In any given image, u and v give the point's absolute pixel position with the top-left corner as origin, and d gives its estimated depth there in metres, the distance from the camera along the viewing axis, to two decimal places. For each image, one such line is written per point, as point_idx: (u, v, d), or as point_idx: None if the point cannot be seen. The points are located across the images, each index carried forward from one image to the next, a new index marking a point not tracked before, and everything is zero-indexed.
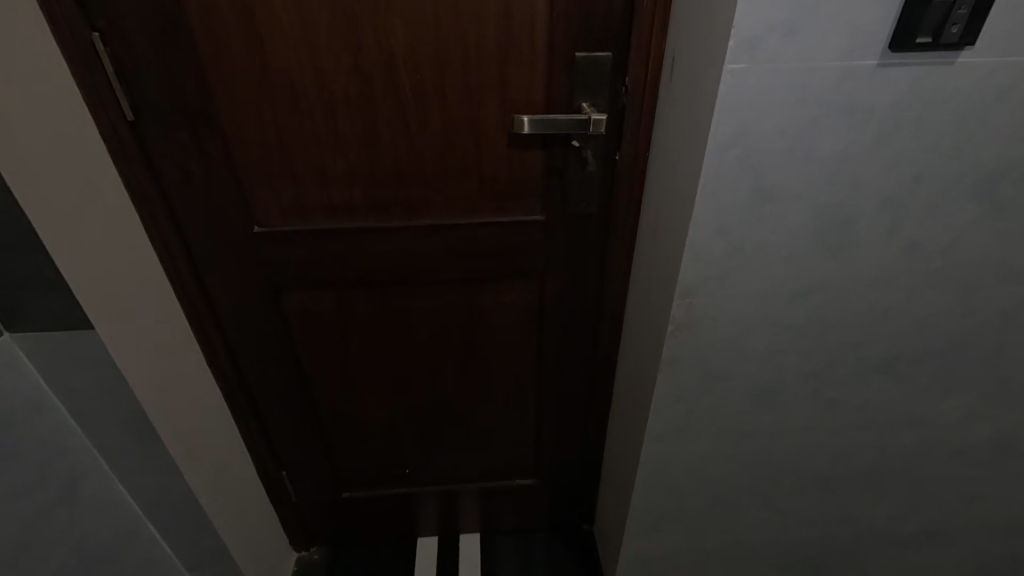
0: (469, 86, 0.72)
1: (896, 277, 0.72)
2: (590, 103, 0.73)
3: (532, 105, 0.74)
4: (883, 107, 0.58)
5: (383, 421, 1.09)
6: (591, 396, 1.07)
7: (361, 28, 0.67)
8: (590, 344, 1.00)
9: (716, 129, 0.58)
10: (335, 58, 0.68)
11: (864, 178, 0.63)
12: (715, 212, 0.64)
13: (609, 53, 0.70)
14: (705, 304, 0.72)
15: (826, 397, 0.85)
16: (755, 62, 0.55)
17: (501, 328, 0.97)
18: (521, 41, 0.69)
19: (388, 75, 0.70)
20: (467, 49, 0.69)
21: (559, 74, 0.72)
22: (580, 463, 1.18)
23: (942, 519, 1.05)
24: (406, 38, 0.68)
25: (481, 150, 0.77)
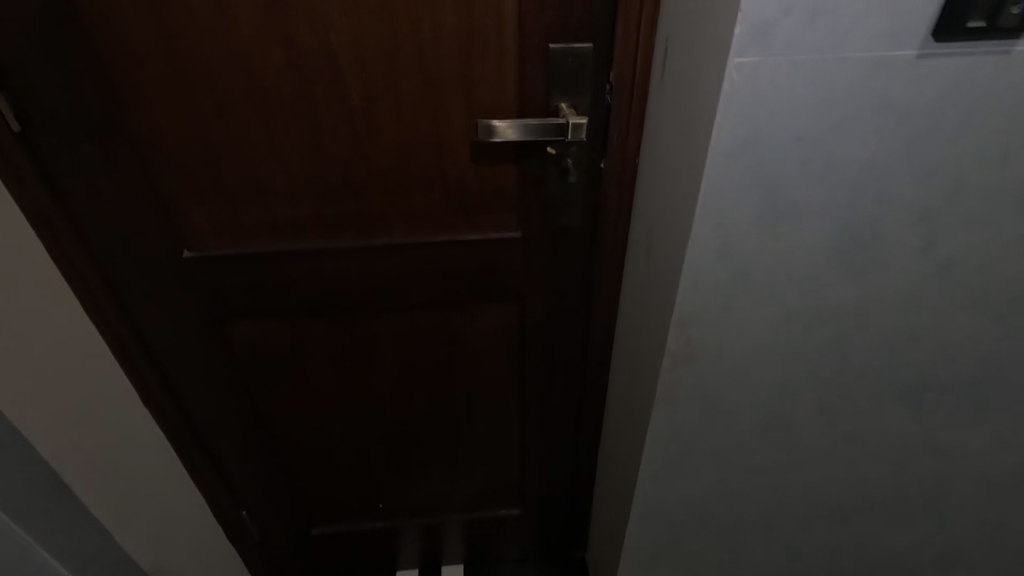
0: (426, 86, 0.61)
1: (926, 300, 0.62)
2: (570, 104, 0.63)
3: (502, 108, 0.63)
4: (922, 104, 0.48)
5: (352, 454, 0.99)
6: (580, 423, 0.98)
7: (292, 19, 0.56)
8: (577, 368, 0.90)
9: (720, 137, 0.48)
10: (263, 56, 0.58)
11: (895, 189, 0.53)
12: (718, 232, 0.54)
13: (591, 45, 0.60)
14: (707, 336, 0.62)
15: (843, 428, 0.76)
16: (767, 53, 0.45)
17: (477, 354, 0.87)
18: (486, 31, 0.58)
19: (328, 75, 0.59)
20: (421, 42, 0.58)
21: (532, 69, 0.61)
22: (570, 491, 1.09)
23: (964, 547, 0.97)
24: (348, 30, 0.57)
25: (445, 161, 0.67)
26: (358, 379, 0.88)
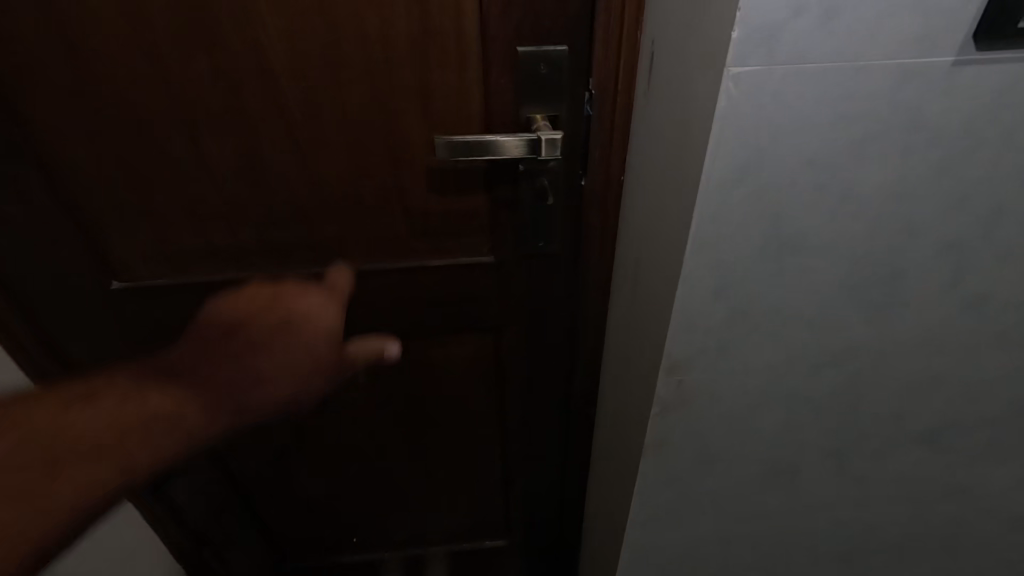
0: (377, 97, 0.53)
1: (952, 339, 0.54)
2: (545, 114, 0.55)
3: (466, 122, 0.56)
4: (957, 120, 0.40)
5: (322, 487, 0.93)
6: (567, 455, 0.91)
7: (216, 21, 0.48)
8: (562, 399, 0.83)
9: (713, 162, 0.40)
10: (186, 66, 0.50)
11: (921, 219, 0.45)
12: (712, 269, 0.46)
13: (566, 47, 0.52)
14: (701, 381, 0.55)
15: (854, 471, 0.68)
16: (772, 61, 0.37)
17: (452, 384, 0.80)
18: (443, 32, 0.50)
19: (263, 85, 0.52)
20: (368, 48, 0.51)
21: (499, 76, 0.53)
22: (559, 525, 1.02)
23: None
24: (283, 34, 0.49)
25: (404, 180, 0.59)
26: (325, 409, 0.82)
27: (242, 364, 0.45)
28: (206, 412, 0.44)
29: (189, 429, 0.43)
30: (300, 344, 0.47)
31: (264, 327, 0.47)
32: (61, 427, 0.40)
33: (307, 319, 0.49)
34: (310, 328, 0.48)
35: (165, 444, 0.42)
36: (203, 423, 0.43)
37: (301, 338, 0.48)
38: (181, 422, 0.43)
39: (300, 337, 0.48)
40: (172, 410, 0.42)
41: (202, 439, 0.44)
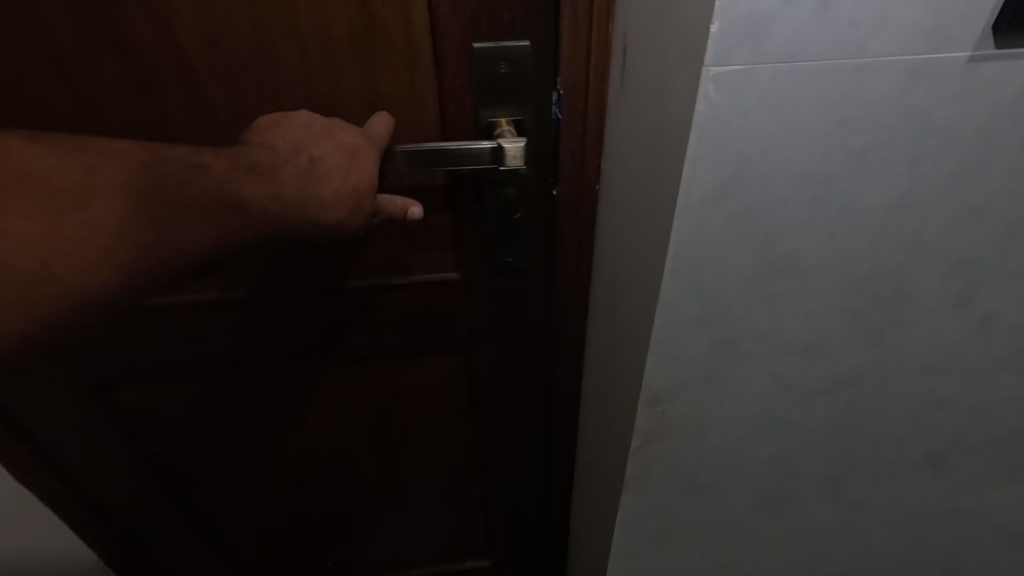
0: (319, 98, 0.50)
1: (958, 362, 0.50)
2: (512, 118, 0.51)
3: (425, 129, 0.53)
4: (970, 125, 0.35)
5: (289, 512, 0.89)
6: (549, 476, 0.86)
7: (134, 23, 0.45)
8: (541, 419, 0.78)
9: (693, 179, 0.35)
10: (101, 74, 0.47)
11: (929, 234, 0.40)
12: (695, 295, 0.41)
13: (528, 42, 0.47)
14: (684, 413, 0.50)
15: (850, 498, 0.63)
16: (759, 59, 0.31)
17: (423, 402, 0.77)
18: (389, 28, 0.47)
19: (189, 92, 0.48)
20: (306, 44, 0.47)
21: (453, 75, 0.49)
22: (544, 546, 0.97)
23: None
24: (211, 34, 0.46)
25: None
26: (287, 433, 0.78)
27: (302, 177, 0.43)
28: (274, 209, 0.42)
29: (256, 219, 0.42)
30: (355, 179, 0.46)
31: (321, 152, 0.45)
32: (156, 186, 0.39)
33: (358, 154, 0.47)
34: (365, 168, 0.47)
35: (232, 224, 0.41)
36: (267, 218, 0.42)
37: (357, 173, 0.46)
38: (250, 214, 0.41)
39: (356, 171, 0.46)
40: (251, 199, 0.41)
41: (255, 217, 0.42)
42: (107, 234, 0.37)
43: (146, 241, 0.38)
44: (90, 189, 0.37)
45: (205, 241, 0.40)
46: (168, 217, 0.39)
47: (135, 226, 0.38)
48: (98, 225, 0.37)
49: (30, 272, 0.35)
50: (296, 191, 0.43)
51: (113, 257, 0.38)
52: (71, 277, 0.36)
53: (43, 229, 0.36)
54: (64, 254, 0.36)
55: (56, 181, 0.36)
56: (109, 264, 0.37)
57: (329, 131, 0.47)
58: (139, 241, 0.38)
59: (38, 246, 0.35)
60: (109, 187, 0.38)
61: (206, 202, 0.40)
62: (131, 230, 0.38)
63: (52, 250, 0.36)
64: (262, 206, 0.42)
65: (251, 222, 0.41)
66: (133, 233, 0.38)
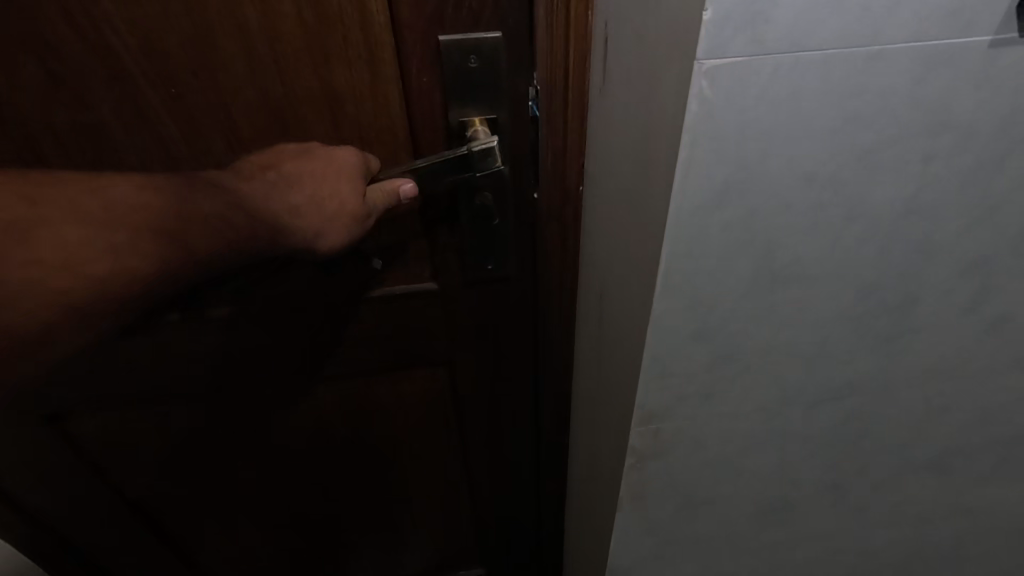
0: (267, 99, 0.47)
1: (968, 365, 0.47)
2: (486, 116, 0.48)
3: (388, 131, 0.50)
4: (990, 120, 0.31)
5: (272, 529, 0.86)
6: (542, 484, 0.83)
7: (69, 26, 0.42)
8: (531, 428, 0.75)
9: (689, 185, 0.31)
10: (22, 79, 0.43)
11: (942, 235, 0.36)
12: (690, 308, 0.38)
13: (499, 33, 0.44)
14: (680, 428, 0.46)
15: (853, 502, 0.60)
16: (759, 50, 0.27)
17: (406, 414, 0.74)
18: (346, 19, 0.43)
19: (123, 93, 0.45)
20: (252, 43, 0.44)
21: (419, 73, 0.46)
22: (538, 552, 0.95)
23: None
24: (149, 35, 0.43)
25: None
26: (262, 453, 0.75)
27: (273, 195, 0.44)
28: (245, 222, 0.42)
29: (225, 237, 0.41)
30: (332, 188, 0.45)
31: (293, 170, 0.45)
32: (110, 214, 0.38)
33: (335, 164, 0.46)
34: (345, 176, 0.46)
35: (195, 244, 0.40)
36: (236, 232, 0.42)
37: (336, 182, 0.46)
38: (216, 233, 0.41)
39: (333, 183, 0.45)
40: (212, 216, 0.40)
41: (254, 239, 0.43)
42: (66, 271, 0.37)
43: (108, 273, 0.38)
44: (35, 226, 0.36)
45: (168, 264, 0.40)
46: (127, 246, 0.38)
47: (93, 258, 0.37)
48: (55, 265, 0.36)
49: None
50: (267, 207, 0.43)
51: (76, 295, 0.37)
52: (28, 320, 0.36)
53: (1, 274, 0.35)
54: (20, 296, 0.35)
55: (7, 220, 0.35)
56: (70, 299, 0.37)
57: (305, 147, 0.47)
58: (103, 271, 0.38)
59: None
60: (60, 221, 0.37)
61: (167, 224, 0.39)
62: (87, 262, 0.37)
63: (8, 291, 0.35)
64: (231, 220, 0.41)
65: (217, 241, 0.41)
66: (94, 266, 0.37)
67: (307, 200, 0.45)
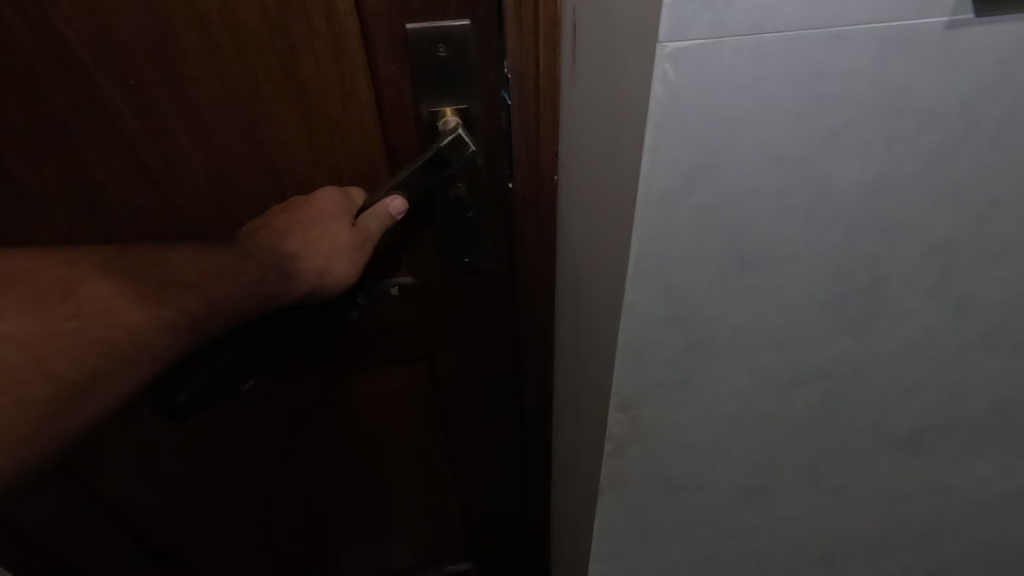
0: (231, 92, 0.47)
1: (935, 345, 0.48)
2: (460, 105, 0.48)
3: (358, 125, 0.50)
4: (950, 102, 0.32)
5: (259, 533, 0.85)
6: (527, 474, 0.84)
7: (36, 20, 0.42)
8: (515, 420, 0.75)
9: (659, 170, 0.31)
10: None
11: (907, 218, 0.37)
12: (663, 294, 0.38)
13: (468, 21, 0.44)
14: (659, 415, 0.47)
15: (830, 482, 0.61)
16: (721, 32, 0.27)
17: (389, 409, 0.74)
18: (311, 10, 0.43)
19: (86, 89, 0.46)
20: (214, 35, 0.44)
21: (387, 63, 0.46)
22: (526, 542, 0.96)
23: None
24: (105, 27, 0.43)
25: (287, 182, 0.53)
26: (246, 456, 0.74)
27: (273, 245, 0.49)
28: (256, 270, 0.48)
29: (239, 283, 0.47)
30: (325, 228, 0.50)
31: (281, 222, 0.51)
32: (141, 273, 0.44)
33: (316, 206, 0.50)
34: (331, 213, 0.50)
35: (214, 294, 0.45)
36: (250, 279, 0.47)
37: (324, 221, 0.50)
38: (230, 279, 0.46)
39: (321, 223, 0.50)
40: (226, 265, 0.47)
41: (264, 282, 0.48)
42: (98, 323, 0.40)
43: (137, 322, 0.42)
44: (79, 281, 0.41)
45: (191, 310, 0.44)
46: (153, 296, 0.43)
47: (124, 309, 0.42)
48: (88, 318, 0.40)
49: (27, 373, 0.37)
50: (272, 256, 0.49)
51: (113, 344, 0.41)
52: (67, 368, 0.39)
53: (38, 326, 0.38)
54: (55, 346, 0.39)
55: (41, 281, 0.40)
56: (102, 349, 0.40)
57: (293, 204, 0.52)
58: (131, 321, 0.42)
59: (34, 344, 0.38)
60: (93, 278, 0.42)
61: (185, 278, 0.45)
62: (123, 314, 0.42)
63: (44, 343, 0.38)
64: (244, 271, 0.47)
65: (229, 286, 0.46)
66: (126, 316, 0.42)
67: (302, 245, 0.49)
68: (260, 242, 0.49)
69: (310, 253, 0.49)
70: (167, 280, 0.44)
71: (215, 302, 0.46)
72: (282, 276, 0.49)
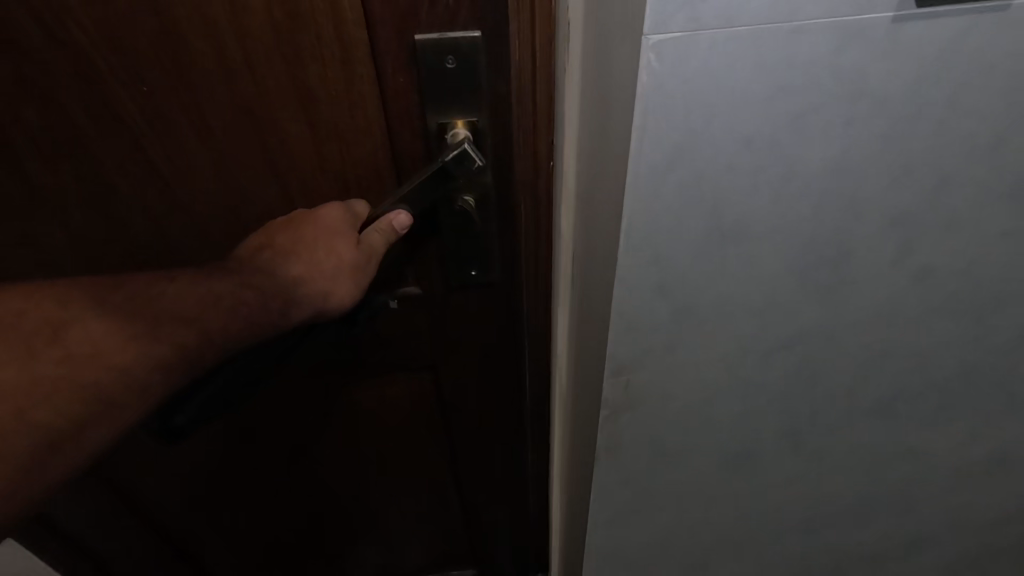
0: (238, 98, 0.50)
1: (899, 313, 0.52)
2: (472, 119, 0.52)
3: (365, 135, 0.54)
4: (898, 87, 0.36)
5: (280, 512, 0.93)
6: (525, 465, 0.87)
7: (69, 32, 0.45)
8: (515, 412, 0.79)
9: (645, 149, 0.35)
10: (37, 82, 0.48)
11: (867, 194, 0.41)
12: (652, 266, 0.42)
13: (480, 33, 0.48)
14: (648, 381, 0.51)
15: (810, 447, 0.66)
16: (697, 27, 0.31)
17: (396, 400, 0.80)
18: (320, 22, 0.46)
19: (116, 97, 0.49)
20: (231, 47, 0.47)
21: (394, 73, 0.50)
22: (526, 529, 0.99)
23: (946, 544, 0.88)
24: (127, 35, 0.46)
25: (299, 184, 0.57)
26: (268, 439, 0.81)
27: (278, 266, 0.53)
28: (258, 299, 0.51)
29: (238, 312, 0.49)
30: (331, 244, 0.54)
31: (286, 240, 0.54)
32: (136, 311, 0.45)
33: (320, 223, 0.54)
34: (335, 230, 0.54)
35: (211, 326, 0.48)
36: (250, 308, 0.50)
37: (328, 240, 0.54)
38: (228, 310, 0.49)
39: (326, 242, 0.54)
40: (225, 296, 0.49)
41: (260, 312, 0.51)
42: (85, 366, 0.42)
43: (126, 363, 0.43)
44: (66, 320, 0.42)
45: (186, 343, 0.46)
46: (144, 330, 0.45)
47: (113, 349, 0.43)
48: (76, 361, 0.41)
49: (6, 430, 0.38)
50: (274, 279, 0.52)
51: (95, 387, 0.42)
52: (45, 417, 0.39)
53: (18, 377, 0.39)
54: (34, 398, 0.39)
55: (27, 322, 0.41)
56: (81, 396, 0.41)
57: (301, 215, 0.56)
58: (121, 361, 0.43)
59: (13, 399, 0.38)
60: (82, 317, 0.43)
61: (183, 312, 0.47)
62: (113, 352, 0.43)
63: (28, 393, 0.39)
64: (243, 298, 0.50)
65: (227, 320, 0.48)
66: (116, 356, 0.43)
67: (305, 267, 0.54)
68: (266, 271, 0.53)
69: (312, 274, 0.54)
70: (152, 315, 0.46)
71: (212, 333, 0.48)
72: (285, 296, 0.53)
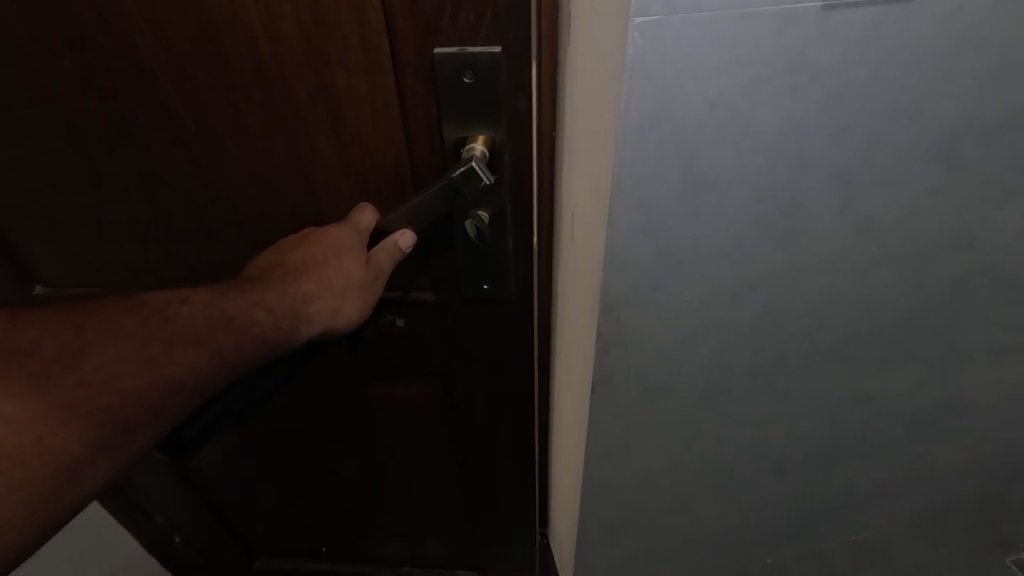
0: (277, 100, 0.58)
1: (846, 259, 0.62)
2: (488, 135, 0.60)
3: (387, 142, 0.62)
4: (831, 59, 0.46)
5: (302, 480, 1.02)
6: (524, 452, 0.94)
7: (143, 39, 0.54)
8: (514, 402, 0.86)
9: (630, 108, 0.45)
10: (115, 80, 0.56)
11: (812, 151, 0.51)
12: (639, 210, 0.51)
13: (500, 48, 0.55)
14: (637, 314, 0.60)
15: (779, 387, 0.75)
16: (671, 12, 0.41)
17: (407, 389, 0.88)
18: (346, 31, 0.54)
19: (177, 96, 0.58)
20: (274, 53, 0.55)
21: (414, 86, 0.58)
22: (526, 514, 1.05)
23: (908, 488, 0.97)
24: (189, 45, 0.54)
25: (330, 180, 0.64)
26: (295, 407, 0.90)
27: (290, 284, 0.58)
28: (268, 317, 0.56)
29: (251, 331, 0.55)
30: (340, 263, 0.58)
31: (298, 259, 0.59)
32: (150, 334, 0.51)
33: (333, 242, 0.59)
34: (345, 250, 0.59)
35: (223, 346, 0.54)
36: (261, 328, 0.56)
37: (337, 259, 0.58)
38: (240, 331, 0.55)
39: (334, 262, 0.58)
40: (234, 317, 0.55)
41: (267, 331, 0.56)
42: (101, 392, 0.48)
43: (140, 388, 0.50)
44: (89, 348, 0.48)
45: (199, 364, 0.53)
46: (159, 354, 0.51)
47: (129, 374, 0.49)
48: (93, 385, 0.47)
49: (28, 451, 0.44)
50: (286, 300, 0.57)
51: (112, 407, 0.49)
52: (65, 444, 0.46)
53: (44, 402, 0.45)
54: (54, 424, 0.45)
55: (46, 349, 0.46)
56: (98, 418, 0.48)
57: (315, 233, 0.61)
58: (133, 386, 0.49)
59: (35, 425, 0.44)
60: (105, 343, 0.49)
61: (182, 336, 0.52)
62: (132, 374, 0.49)
63: (59, 417, 0.46)
64: (256, 317, 0.55)
65: (238, 340, 0.55)
66: (129, 382, 0.49)
67: (314, 285, 0.58)
68: (279, 281, 0.58)
69: (322, 288, 0.58)
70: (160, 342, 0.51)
71: (224, 354, 0.54)
72: (295, 314, 0.57)
